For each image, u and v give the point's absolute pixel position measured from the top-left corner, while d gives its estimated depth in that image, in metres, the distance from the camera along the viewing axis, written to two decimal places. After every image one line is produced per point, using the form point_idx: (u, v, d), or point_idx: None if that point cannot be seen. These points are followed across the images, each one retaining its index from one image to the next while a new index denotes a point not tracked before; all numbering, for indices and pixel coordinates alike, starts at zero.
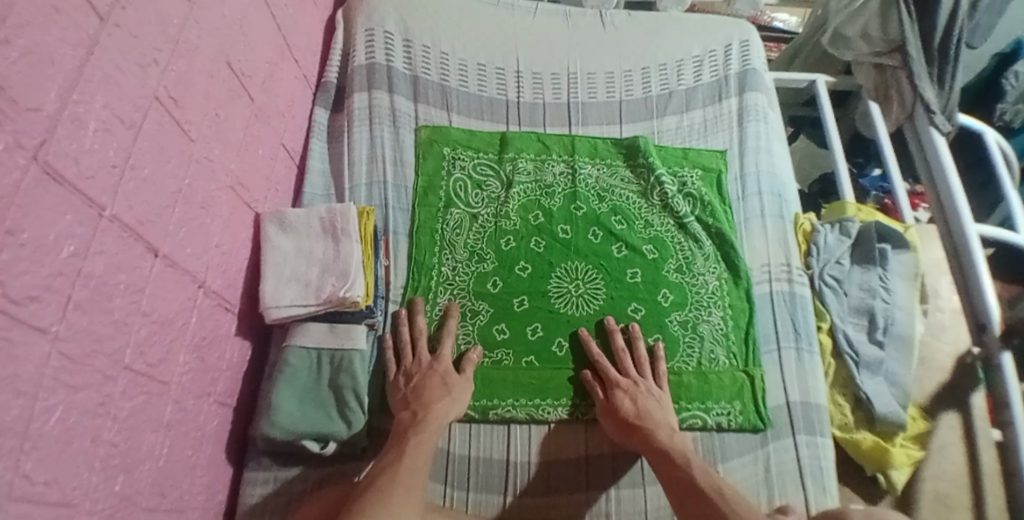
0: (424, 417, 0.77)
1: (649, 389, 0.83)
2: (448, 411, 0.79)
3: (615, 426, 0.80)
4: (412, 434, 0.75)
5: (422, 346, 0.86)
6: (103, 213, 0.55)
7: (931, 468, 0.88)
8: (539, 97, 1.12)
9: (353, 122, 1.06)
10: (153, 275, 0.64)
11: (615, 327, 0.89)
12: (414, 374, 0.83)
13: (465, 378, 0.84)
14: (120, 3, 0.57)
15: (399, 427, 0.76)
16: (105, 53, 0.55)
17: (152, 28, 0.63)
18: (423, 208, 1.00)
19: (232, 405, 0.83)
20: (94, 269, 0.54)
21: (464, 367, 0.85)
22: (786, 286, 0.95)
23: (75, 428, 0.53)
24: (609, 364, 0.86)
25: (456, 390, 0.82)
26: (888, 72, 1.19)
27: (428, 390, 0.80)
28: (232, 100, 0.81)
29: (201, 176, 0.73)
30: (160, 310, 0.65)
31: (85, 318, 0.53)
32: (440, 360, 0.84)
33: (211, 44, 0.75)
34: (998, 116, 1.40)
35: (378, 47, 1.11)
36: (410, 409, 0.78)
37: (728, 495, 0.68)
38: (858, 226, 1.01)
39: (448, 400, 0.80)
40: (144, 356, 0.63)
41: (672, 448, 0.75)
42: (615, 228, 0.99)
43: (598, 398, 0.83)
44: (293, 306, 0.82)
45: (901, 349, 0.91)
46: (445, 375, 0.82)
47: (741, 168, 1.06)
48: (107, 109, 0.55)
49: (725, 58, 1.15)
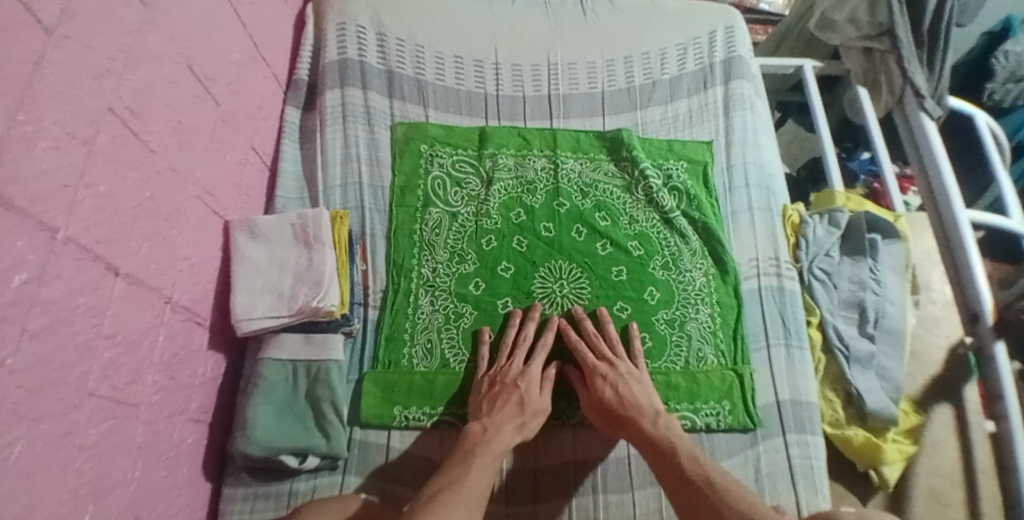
0: (492, 436, 0.74)
1: (628, 371, 0.81)
2: (517, 435, 0.76)
3: (600, 417, 0.78)
4: (479, 452, 0.72)
5: (520, 353, 0.84)
6: (57, 235, 0.52)
7: (926, 463, 0.87)
8: (519, 90, 1.08)
9: (326, 121, 1.02)
10: (116, 295, 0.60)
11: (582, 315, 0.87)
12: (499, 381, 0.81)
13: (545, 399, 0.80)
14: (68, 12, 0.53)
15: (467, 440, 0.74)
16: (54, 67, 0.51)
17: (107, 36, 0.59)
18: (400, 208, 0.96)
19: (207, 421, 0.80)
20: (52, 294, 0.51)
21: (546, 386, 0.81)
22: (775, 281, 0.92)
23: (41, 460, 0.50)
24: (585, 349, 0.84)
25: (531, 413, 0.78)
26: (876, 58, 1.17)
27: (503, 407, 0.77)
28: (198, 106, 0.77)
29: (165, 188, 0.70)
30: (125, 331, 0.62)
31: (44, 347, 0.50)
32: (527, 376, 0.81)
33: (172, 48, 0.71)
34: (987, 96, 1.37)
35: (351, 42, 1.07)
36: (481, 422, 0.76)
37: (717, 484, 0.67)
38: (848, 216, 0.99)
39: (519, 421, 0.77)
40: (110, 379, 0.60)
41: (658, 434, 0.74)
42: (599, 225, 0.96)
43: (579, 389, 0.81)
44: (265, 318, 0.79)
45: (893, 342, 0.90)
46: (526, 395, 0.79)
47: (728, 160, 1.03)
48: (57, 126, 0.52)
49: (710, 46, 1.11)
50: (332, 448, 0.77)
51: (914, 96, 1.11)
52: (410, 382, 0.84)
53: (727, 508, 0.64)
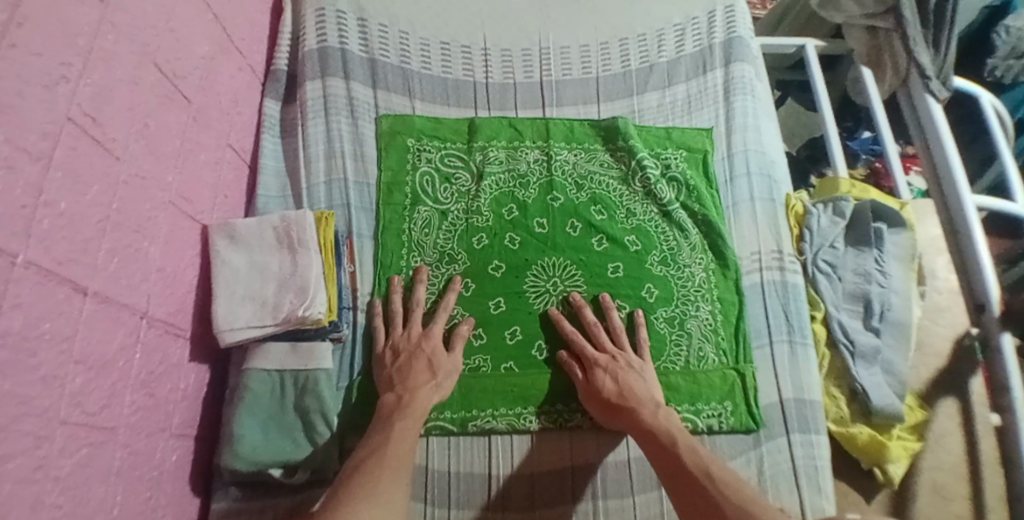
0: (410, 400, 0.74)
1: (629, 363, 0.79)
2: (433, 394, 0.76)
3: (598, 407, 0.77)
4: (398, 418, 0.71)
5: (416, 319, 0.82)
6: (15, 260, 0.47)
7: (929, 459, 0.86)
8: (509, 77, 1.03)
9: (307, 113, 0.97)
10: (84, 317, 0.56)
11: (582, 301, 0.85)
12: (402, 350, 0.79)
13: (453, 357, 0.80)
14: (13, 19, 0.47)
15: (383, 410, 0.73)
16: (0, 80, 0.46)
17: (59, 39, 0.53)
18: (388, 206, 0.92)
19: (191, 435, 0.77)
20: (11, 324, 0.46)
21: (453, 345, 0.81)
22: (777, 275, 0.89)
23: (12, 500, 0.46)
24: (583, 341, 0.81)
25: (443, 374, 0.78)
26: (880, 36, 1.12)
27: (413, 372, 0.77)
28: (164, 107, 0.72)
29: (132, 198, 0.65)
30: (95, 354, 0.58)
31: (9, 381, 0.46)
32: (430, 337, 0.80)
33: (132, 46, 0.66)
34: (988, 72, 1.30)
35: (331, 28, 1.01)
36: (396, 391, 0.75)
37: (716, 476, 0.64)
38: (853, 205, 0.95)
39: (433, 384, 0.76)
40: (82, 406, 0.56)
41: (657, 425, 0.72)
42: (594, 219, 0.92)
43: (577, 379, 0.79)
44: (248, 328, 0.75)
45: (898, 335, 0.87)
46: (432, 356, 0.79)
47: (728, 148, 0.99)
48: (9, 144, 0.46)
49: (709, 25, 1.06)
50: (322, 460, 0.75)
51: (919, 77, 1.07)
52: None
53: (725, 501, 0.61)
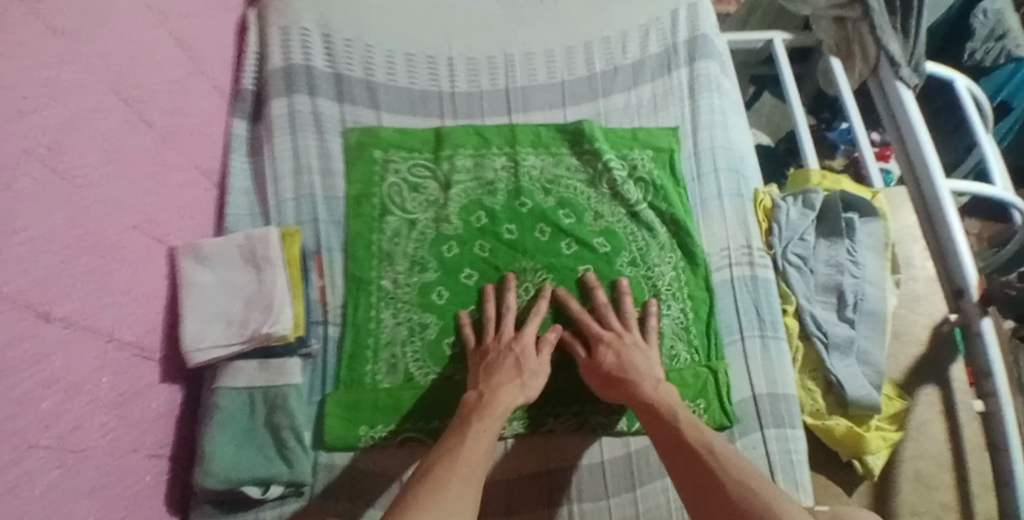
0: (491, 399, 0.72)
1: (634, 341, 0.79)
2: (518, 395, 0.74)
3: (600, 383, 0.77)
4: (476, 418, 0.70)
5: (508, 323, 0.82)
6: None
7: (910, 449, 0.85)
8: (474, 85, 1.03)
9: (274, 131, 0.97)
10: (51, 342, 0.57)
11: (597, 282, 0.86)
12: (492, 351, 0.79)
13: (544, 361, 0.79)
14: None
15: (465, 408, 0.72)
16: None
17: (19, 71, 0.55)
18: (356, 218, 0.92)
19: (166, 455, 0.78)
20: None
21: (541, 348, 0.80)
22: (747, 271, 0.89)
23: None
24: (590, 319, 0.82)
25: (530, 373, 0.77)
26: (848, 27, 1.11)
27: (500, 371, 0.76)
28: (129, 131, 0.73)
29: (97, 224, 0.66)
30: (64, 378, 0.59)
31: None
32: (521, 339, 0.79)
33: (94, 73, 0.67)
34: (967, 55, 1.30)
35: (295, 45, 1.02)
36: (477, 390, 0.74)
37: (718, 450, 0.61)
38: (822, 197, 0.94)
39: (519, 382, 0.75)
40: (53, 428, 0.56)
41: (658, 400, 0.70)
42: (563, 223, 0.92)
43: (581, 357, 0.80)
44: (215, 347, 0.75)
45: (874, 326, 0.86)
46: (521, 356, 0.78)
47: (695, 146, 0.98)
48: None
49: (673, 25, 1.05)
50: (295, 474, 0.75)
51: (890, 64, 1.06)
52: (375, 399, 0.81)
53: (726, 475, 0.57)
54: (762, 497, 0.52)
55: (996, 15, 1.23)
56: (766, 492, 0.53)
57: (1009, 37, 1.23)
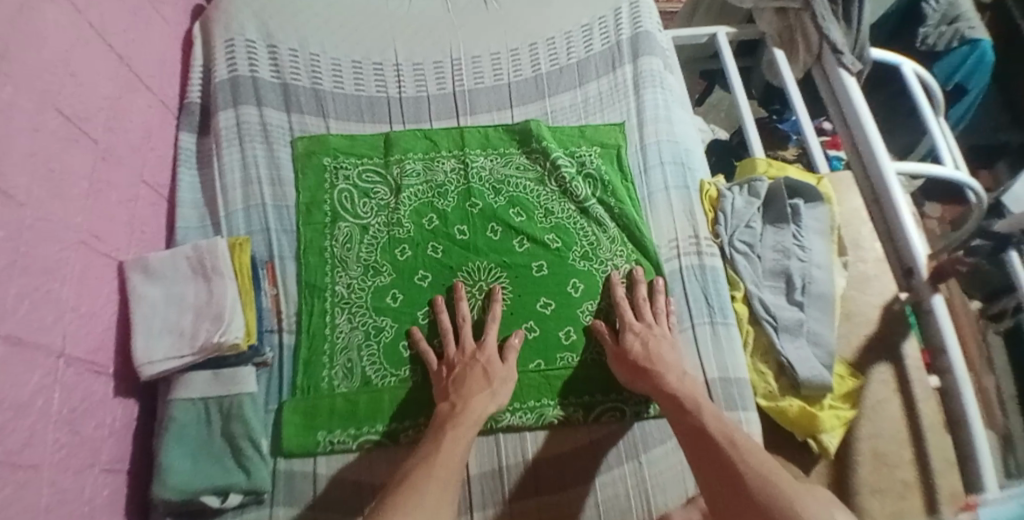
0: (464, 408, 0.74)
1: (663, 332, 0.82)
2: (490, 402, 0.76)
3: (627, 370, 0.79)
4: (450, 426, 0.71)
5: (465, 334, 0.83)
6: None
7: (867, 427, 0.86)
8: (423, 90, 1.05)
9: (222, 142, 0.98)
10: None
11: (618, 280, 0.88)
12: (457, 363, 0.80)
13: (508, 367, 0.81)
14: None
15: (438, 418, 0.74)
16: None
17: None
18: (308, 226, 0.93)
19: (123, 470, 0.78)
20: None
21: (507, 355, 0.82)
22: (695, 259, 0.92)
23: None
24: (627, 308, 0.85)
25: (499, 381, 0.78)
26: (790, 17, 1.14)
27: (468, 381, 0.77)
28: (69, 148, 0.73)
29: (41, 241, 0.66)
30: (12, 396, 0.58)
31: None
32: (484, 348, 0.81)
33: (31, 92, 0.67)
34: (920, 40, 1.31)
35: (241, 57, 1.03)
36: (449, 400, 0.76)
37: (740, 444, 0.65)
38: (767, 185, 0.97)
39: (489, 391, 0.77)
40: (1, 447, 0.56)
41: (681, 390, 0.73)
42: (514, 221, 0.93)
43: (609, 344, 0.83)
44: (167, 360, 0.75)
45: (822, 308, 0.88)
46: (488, 365, 0.79)
47: (642, 140, 1.00)
48: None
49: (616, 23, 1.07)
50: (253, 483, 0.75)
51: (833, 53, 1.08)
52: (332, 405, 0.82)
53: (749, 469, 0.61)
54: (786, 499, 0.57)
55: (947, 1, 1.28)
56: (792, 493, 0.58)
57: (961, 20, 1.27)
